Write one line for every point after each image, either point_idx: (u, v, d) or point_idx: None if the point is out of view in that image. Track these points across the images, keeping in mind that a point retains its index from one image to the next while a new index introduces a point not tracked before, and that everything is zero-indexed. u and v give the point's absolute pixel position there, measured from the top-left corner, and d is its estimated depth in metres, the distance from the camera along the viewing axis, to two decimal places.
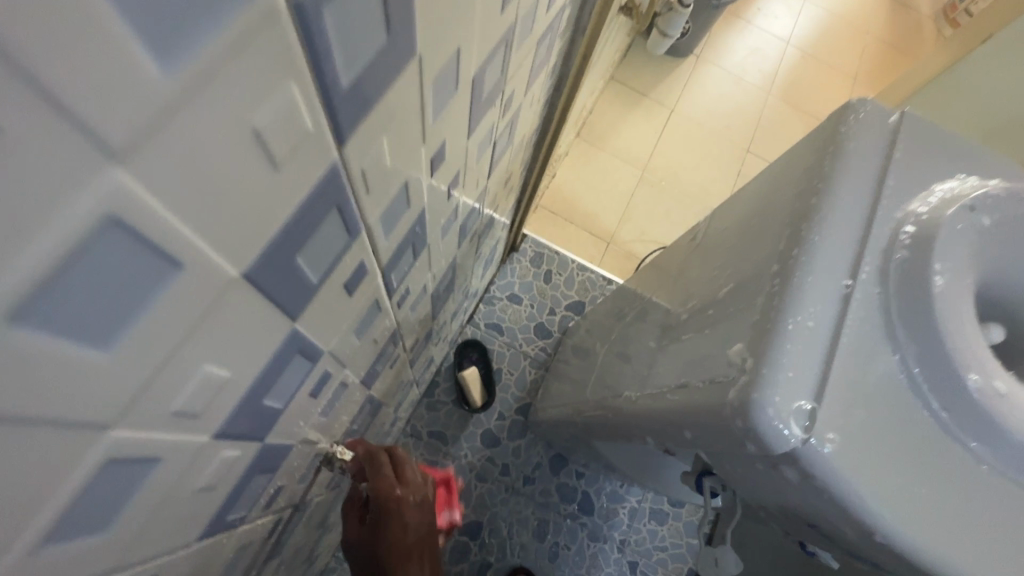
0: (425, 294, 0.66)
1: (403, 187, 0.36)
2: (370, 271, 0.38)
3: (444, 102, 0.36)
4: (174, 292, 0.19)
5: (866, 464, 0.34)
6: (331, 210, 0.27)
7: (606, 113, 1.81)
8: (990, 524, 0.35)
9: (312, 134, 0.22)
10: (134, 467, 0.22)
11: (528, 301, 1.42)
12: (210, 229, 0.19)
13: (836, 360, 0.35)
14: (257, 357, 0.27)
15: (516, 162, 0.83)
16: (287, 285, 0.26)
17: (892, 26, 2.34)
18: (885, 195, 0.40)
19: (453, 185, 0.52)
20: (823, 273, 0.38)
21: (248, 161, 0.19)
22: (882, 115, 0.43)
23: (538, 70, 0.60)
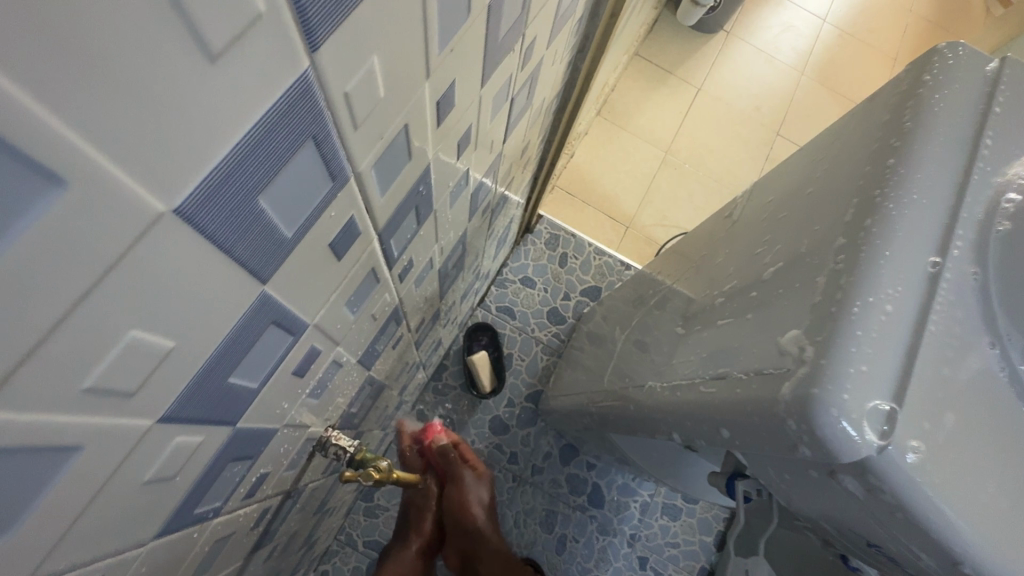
0: (431, 269, 0.61)
1: (402, 131, 0.30)
2: (362, 232, 0.33)
3: (456, 29, 0.30)
4: (57, 221, 0.13)
5: (960, 480, 0.28)
6: (304, 143, 0.21)
7: (629, 91, 1.73)
8: None
9: (270, 23, 0.16)
10: (35, 455, 0.17)
11: (542, 285, 1.36)
12: (110, 134, 0.13)
13: (922, 351, 0.29)
14: (211, 325, 0.22)
15: (535, 131, 0.77)
16: (245, 234, 0.21)
17: (937, 5, 2.20)
18: (984, 155, 0.33)
19: (465, 144, 0.46)
20: (904, 246, 0.31)
21: (160, 36, 0.13)
22: (976, 64, 0.37)
23: (564, 20, 0.53)
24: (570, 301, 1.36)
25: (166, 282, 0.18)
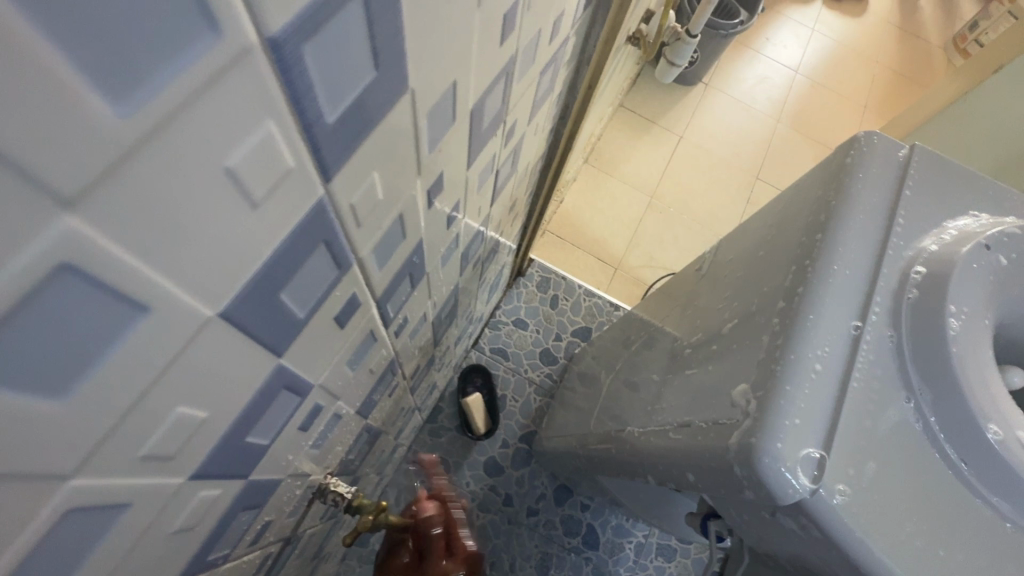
0: (425, 322, 0.65)
1: (398, 219, 0.36)
2: (363, 303, 0.38)
3: (443, 134, 0.36)
4: (137, 336, 0.18)
5: (881, 520, 0.31)
6: (317, 246, 0.26)
7: (614, 140, 1.84)
8: None
9: (297, 174, 0.21)
10: (103, 513, 0.22)
11: (535, 326, 1.41)
12: (181, 270, 0.18)
13: (846, 405, 0.33)
14: (236, 396, 0.26)
15: (522, 188, 0.83)
16: (269, 321, 0.26)
17: (901, 56, 2.36)
18: (897, 231, 0.39)
19: (455, 214, 0.52)
20: (831, 312, 0.36)
21: (221, 201, 0.18)
22: (890, 150, 0.42)
23: (542, 102, 0.60)
24: (562, 341, 1.40)
25: (207, 367, 0.23)
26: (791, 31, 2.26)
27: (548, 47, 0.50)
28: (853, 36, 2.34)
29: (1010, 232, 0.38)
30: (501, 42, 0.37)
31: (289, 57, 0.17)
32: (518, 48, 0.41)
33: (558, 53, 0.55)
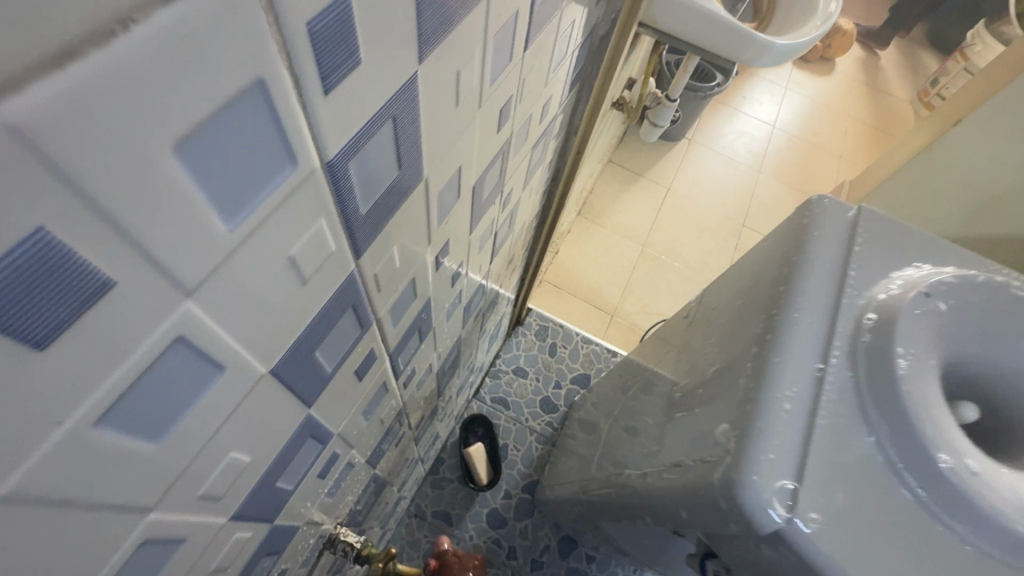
0: (430, 372, 0.69)
1: (410, 283, 0.41)
2: (378, 357, 0.42)
3: (449, 209, 0.41)
4: (213, 392, 0.22)
5: (852, 546, 0.34)
6: (346, 310, 0.31)
7: (605, 193, 1.94)
8: None
9: (336, 255, 0.26)
10: (165, 546, 0.25)
11: (534, 374, 1.44)
12: (249, 338, 0.23)
13: (814, 439, 0.37)
14: (274, 442, 0.30)
15: (519, 243, 0.89)
16: (304, 375, 0.30)
17: (872, 109, 2.50)
18: (850, 283, 0.44)
19: (458, 273, 0.57)
20: (796, 356, 0.40)
21: (283, 282, 0.23)
22: (840, 211, 0.48)
23: (534, 171, 0.67)
24: (561, 389, 1.42)
25: (258, 417, 0.27)
26: (765, 91, 2.43)
27: (539, 125, 0.57)
28: (825, 93, 2.50)
29: (947, 282, 0.42)
30: (498, 129, 0.43)
31: (338, 170, 0.23)
32: (512, 131, 0.48)
33: (548, 129, 0.62)
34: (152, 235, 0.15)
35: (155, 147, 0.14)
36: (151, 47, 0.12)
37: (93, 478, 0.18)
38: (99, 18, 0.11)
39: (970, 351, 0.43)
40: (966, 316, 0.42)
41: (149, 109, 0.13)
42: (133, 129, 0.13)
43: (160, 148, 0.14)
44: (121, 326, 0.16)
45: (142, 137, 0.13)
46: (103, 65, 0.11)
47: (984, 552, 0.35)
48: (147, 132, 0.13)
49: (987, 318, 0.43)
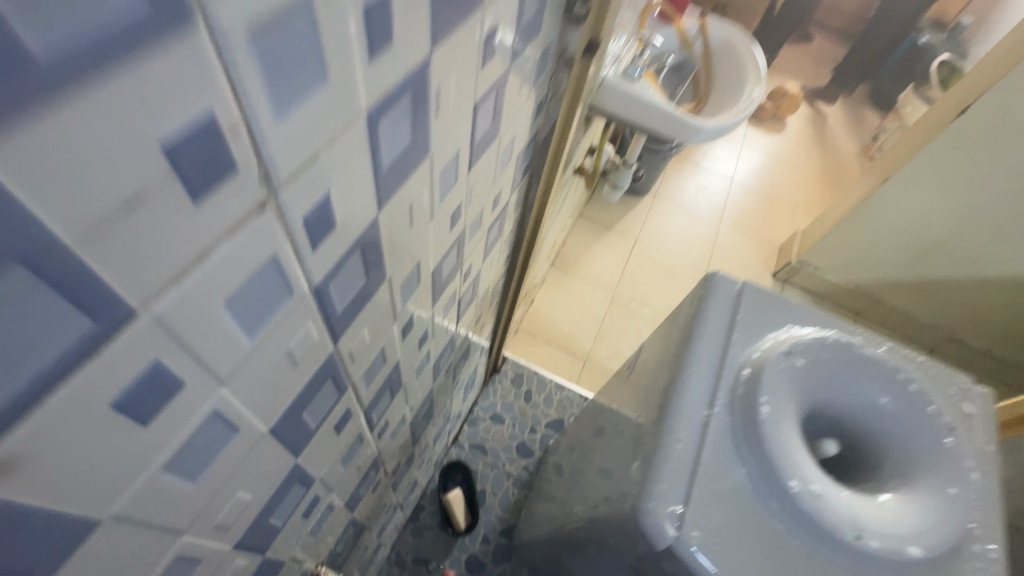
0: (404, 422, 0.78)
1: (380, 352, 0.51)
2: (353, 414, 0.52)
3: (411, 292, 0.52)
4: (232, 447, 0.32)
5: (727, 557, 0.44)
6: (326, 380, 0.41)
7: (576, 246, 2.08)
8: None
9: (320, 343, 0.37)
10: (188, 565, 0.34)
11: (511, 420, 1.52)
12: (257, 407, 0.33)
13: (699, 471, 0.47)
14: (269, 484, 0.40)
15: (486, 302, 1.00)
16: (294, 432, 0.40)
17: (823, 161, 2.71)
18: (733, 343, 0.55)
19: (425, 337, 0.67)
20: (688, 404, 0.51)
21: (282, 366, 0.33)
22: (729, 285, 0.60)
23: (492, 245, 0.79)
24: (536, 434, 1.50)
25: (259, 465, 0.36)
26: (723, 147, 2.64)
27: (492, 212, 0.69)
28: (779, 148, 2.72)
29: (801, 344, 0.54)
30: (451, 228, 0.55)
31: (321, 290, 0.34)
32: (465, 225, 0.59)
33: (502, 212, 0.74)
34: (207, 352, 0.25)
35: (213, 306, 0.24)
36: (215, 260, 0.23)
37: (155, 507, 0.27)
38: (196, 256, 0.21)
39: (827, 400, 0.54)
40: (819, 370, 0.54)
41: (215, 288, 0.24)
42: (204, 300, 0.23)
43: (216, 306, 0.24)
44: (185, 407, 0.26)
45: (209, 302, 0.24)
46: (192, 275, 0.22)
47: (829, 559, 0.44)
48: (211, 300, 0.24)
49: (837, 371, 0.54)
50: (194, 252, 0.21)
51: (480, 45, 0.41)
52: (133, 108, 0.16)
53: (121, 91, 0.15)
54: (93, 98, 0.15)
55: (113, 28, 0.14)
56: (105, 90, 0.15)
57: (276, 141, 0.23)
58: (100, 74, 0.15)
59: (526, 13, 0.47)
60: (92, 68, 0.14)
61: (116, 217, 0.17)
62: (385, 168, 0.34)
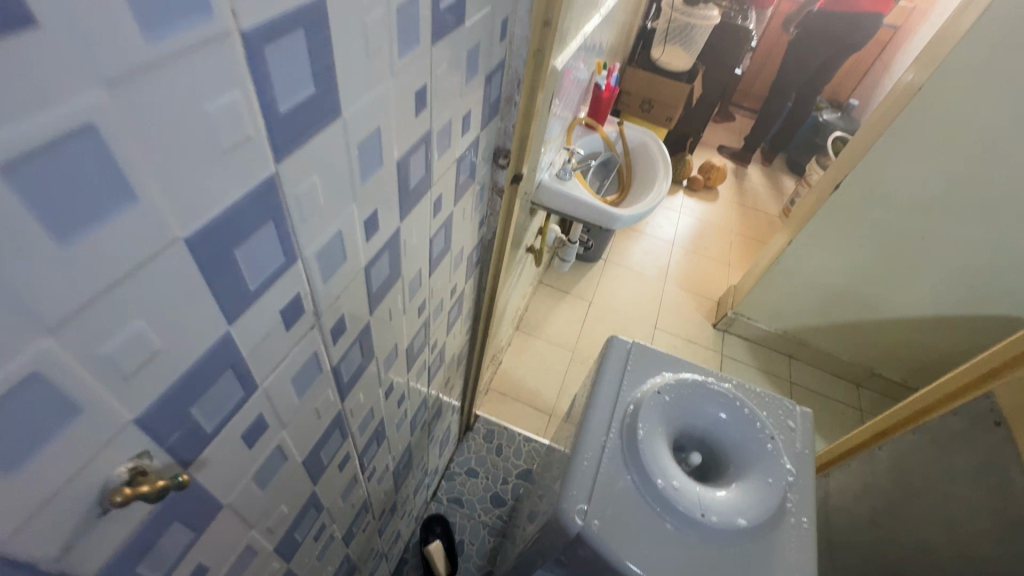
0: (388, 470, 0.95)
1: (370, 409, 0.71)
2: (352, 457, 0.71)
3: (391, 365, 0.73)
4: (284, 470, 0.51)
5: (616, 536, 0.64)
6: (336, 429, 0.61)
7: (538, 311, 2.33)
8: (683, 563, 0.64)
9: (335, 402, 0.57)
10: (250, 554, 0.52)
11: (484, 473, 1.67)
12: (300, 445, 0.53)
13: (598, 480, 0.68)
14: (297, 503, 0.58)
15: (453, 367, 1.21)
16: (316, 465, 0.59)
17: (752, 222, 3.09)
18: (624, 388, 0.79)
19: (403, 398, 0.87)
20: (592, 434, 0.74)
21: (314, 418, 0.53)
22: (622, 347, 0.85)
23: (454, 322, 1.01)
24: (508, 484, 1.66)
25: (294, 487, 0.56)
26: (663, 215, 3.00)
27: (450, 299, 0.92)
28: (713, 213, 3.10)
29: (668, 384, 0.78)
30: (419, 316, 0.77)
31: (337, 368, 0.55)
32: (429, 312, 0.82)
33: (459, 297, 0.97)
34: (282, 407, 0.46)
35: (287, 381, 0.45)
36: (293, 357, 0.44)
37: (246, 504, 0.46)
38: (286, 355, 0.43)
39: (691, 423, 0.78)
40: (683, 402, 0.77)
41: (289, 370, 0.45)
42: (284, 379, 0.44)
43: (288, 380, 0.45)
44: (268, 440, 0.46)
45: (286, 379, 0.45)
46: (283, 366, 0.43)
47: (686, 532, 0.66)
48: (287, 378, 0.45)
49: (695, 402, 0.78)
50: (285, 353, 0.43)
51: (432, 207, 0.65)
52: (274, 298, 0.38)
53: (273, 292, 0.38)
54: (264, 297, 0.37)
55: (274, 271, 0.37)
56: (269, 292, 0.37)
57: (322, 294, 0.45)
58: (268, 288, 0.37)
59: (463, 176, 0.72)
60: (267, 286, 0.37)
61: (261, 341, 0.39)
62: (375, 289, 0.57)
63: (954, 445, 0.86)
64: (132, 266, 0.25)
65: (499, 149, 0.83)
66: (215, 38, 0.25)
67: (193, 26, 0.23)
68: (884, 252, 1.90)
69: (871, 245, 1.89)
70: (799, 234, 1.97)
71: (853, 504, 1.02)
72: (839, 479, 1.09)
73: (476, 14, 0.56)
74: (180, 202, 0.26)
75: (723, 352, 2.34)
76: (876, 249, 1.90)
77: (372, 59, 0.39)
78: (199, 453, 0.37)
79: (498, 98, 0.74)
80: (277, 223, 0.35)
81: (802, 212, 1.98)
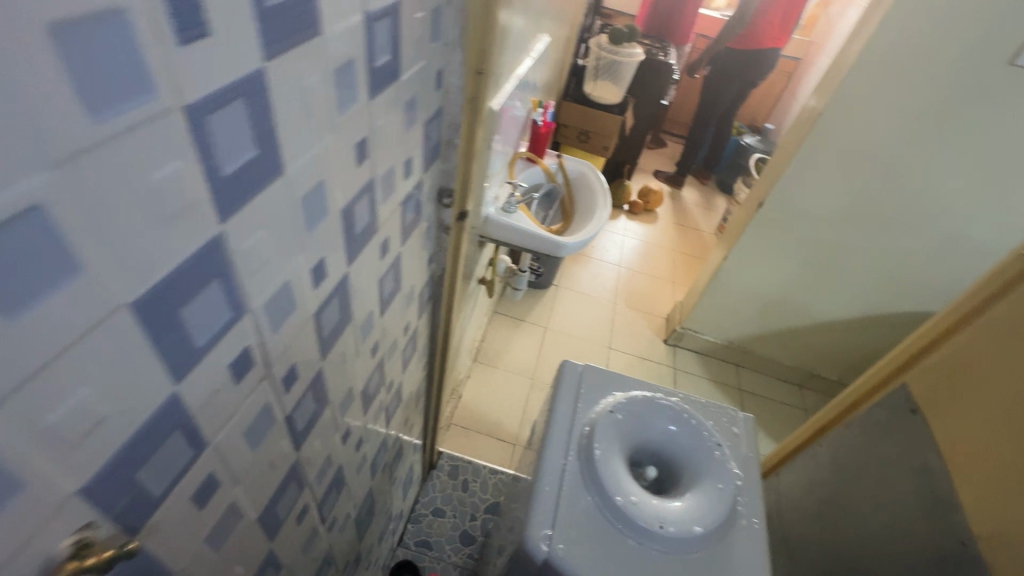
0: (350, 519, 0.93)
1: (327, 457, 0.70)
2: (310, 508, 0.69)
3: (346, 408, 0.72)
4: (237, 529, 0.50)
5: (581, 557, 0.66)
6: (292, 481, 0.60)
7: (495, 340, 2.34)
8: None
9: (289, 453, 0.56)
10: None
11: (452, 512, 1.64)
12: (254, 500, 0.51)
13: (560, 504, 0.70)
14: (253, 563, 0.56)
15: (412, 405, 1.20)
16: (271, 521, 0.57)
17: (691, 240, 3.26)
18: (579, 410, 0.82)
19: (361, 441, 0.85)
20: (552, 459, 0.75)
21: (268, 471, 0.52)
22: (574, 371, 0.88)
23: (408, 360, 1.01)
24: (477, 520, 1.63)
25: (249, 546, 0.54)
26: (608, 239, 3.13)
27: (404, 337, 0.92)
28: (655, 234, 3.26)
29: (620, 403, 0.82)
30: (372, 356, 0.77)
31: (291, 419, 0.54)
32: (382, 353, 0.82)
33: (413, 334, 0.98)
34: (235, 461, 0.45)
35: (239, 434, 0.44)
36: (244, 410, 0.44)
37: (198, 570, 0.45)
38: (237, 408, 0.43)
39: (645, 437, 0.82)
40: (635, 418, 0.81)
41: (241, 425, 0.44)
42: (236, 434, 0.44)
43: (240, 434, 0.45)
44: (219, 499, 0.45)
45: (237, 433, 0.44)
46: (233, 421, 0.43)
47: (647, 545, 0.68)
48: (238, 433, 0.44)
49: (646, 417, 0.82)
50: (236, 406, 0.42)
51: (379, 250, 0.66)
52: (223, 352, 0.38)
53: (221, 346, 0.38)
54: (214, 352, 0.37)
55: (223, 325, 0.37)
56: (217, 347, 0.37)
57: (272, 344, 0.45)
58: (216, 343, 0.37)
59: (408, 218, 0.74)
60: (215, 341, 0.37)
61: (210, 397, 0.39)
62: (326, 334, 0.57)
63: (880, 434, 0.93)
64: (79, 334, 0.26)
65: (443, 189, 0.86)
66: (160, 114, 0.27)
67: (138, 106, 0.25)
68: (809, 260, 2.06)
69: (800, 255, 2.04)
70: (733, 249, 2.11)
71: (801, 501, 1.08)
72: (788, 478, 1.14)
73: (410, 68, 0.59)
74: (128, 269, 0.27)
75: (675, 366, 2.43)
76: (803, 258, 2.06)
77: (312, 117, 0.41)
78: (148, 518, 0.36)
79: (438, 142, 0.78)
80: (223, 281, 0.36)
81: (733, 229, 2.12)
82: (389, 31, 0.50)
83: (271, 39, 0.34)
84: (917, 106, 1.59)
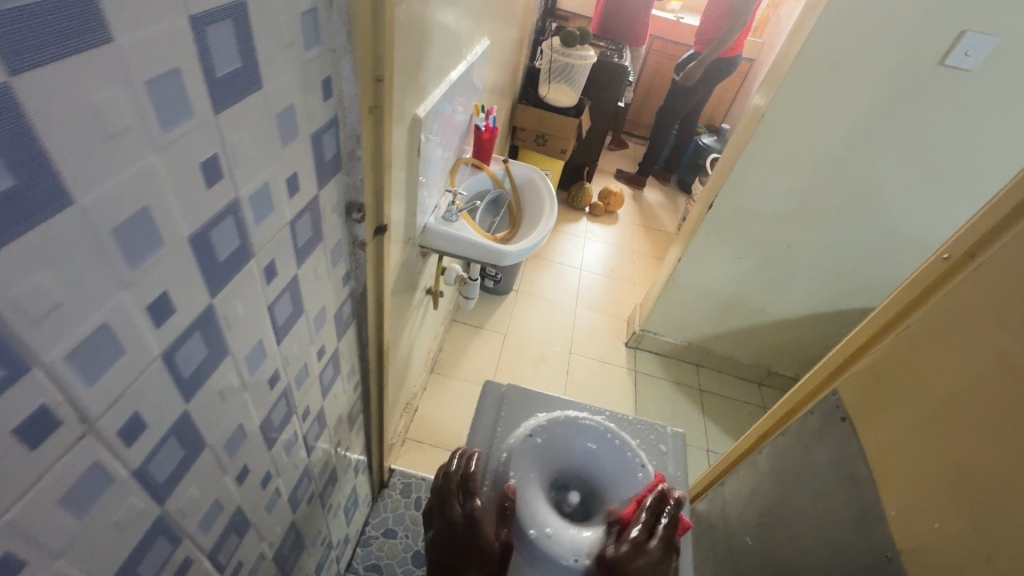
0: (265, 558, 0.86)
1: (215, 502, 0.64)
2: (195, 560, 0.63)
3: (238, 446, 0.66)
4: None
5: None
6: (158, 536, 0.54)
7: (453, 350, 2.29)
8: None
9: (146, 508, 0.50)
10: None
11: (403, 532, 1.58)
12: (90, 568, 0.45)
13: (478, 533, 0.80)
14: None
15: (344, 428, 1.14)
16: None
17: (653, 241, 3.27)
18: (498, 438, 0.93)
19: (269, 477, 0.79)
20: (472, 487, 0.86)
21: (111, 533, 0.47)
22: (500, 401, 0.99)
23: (331, 383, 0.95)
24: None
25: None
26: (571, 242, 3.11)
27: (319, 361, 0.87)
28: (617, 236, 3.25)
29: (538, 427, 0.91)
30: (271, 388, 0.71)
31: (143, 472, 0.48)
32: (287, 381, 0.76)
33: (332, 356, 0.92)
34: (47, 532, 0.40)
35: (48, 503, 0.39)
36: (52, 476, 0.38)
37: None
38: (38, 475, 0.37)
39: (565, 462, 0.91)
40: (552, 444, 0.90)
41: (50, 492, 0.38)
42: (43, 503, 0.38)
43: (51, 503, 0.39)
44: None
45: (45, 502, 0.38)
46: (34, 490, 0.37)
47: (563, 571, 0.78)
48: (47, 501, 0.38)
49: (563, 442, 0.91)
50: (35, 473, 0.37)
51: (262, 275, 0.61)
52: None
53: None
54: None
55: None
56: None
57: (88, 397, 0.39)
58: None
59: (302, 238, 0.69)
60: None
61: None
62: (188, 375, 0.51)
63: (814, 442, 0.92)
64: None
65: (351, 203, 0.80)
66: None
67: None
68: (761, 260, 2.07)
69: (752, 255, 2.06)
70: (687, 250, 2.11)
71: (743, 508, 1.06)
72: (732, 485, 1.13)
73: (280, 76, 0.54)
74: None
75: (636, 369, 2.41)
76: (755, 258, 2.07)
77: (115, 139, 0.36)
78: None
79: (337, 154, 0.72)
80: None
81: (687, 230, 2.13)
82: (232, 37, 0.45)
83: (10, 48, 0.28)
84: (856, 105, 1.60)
